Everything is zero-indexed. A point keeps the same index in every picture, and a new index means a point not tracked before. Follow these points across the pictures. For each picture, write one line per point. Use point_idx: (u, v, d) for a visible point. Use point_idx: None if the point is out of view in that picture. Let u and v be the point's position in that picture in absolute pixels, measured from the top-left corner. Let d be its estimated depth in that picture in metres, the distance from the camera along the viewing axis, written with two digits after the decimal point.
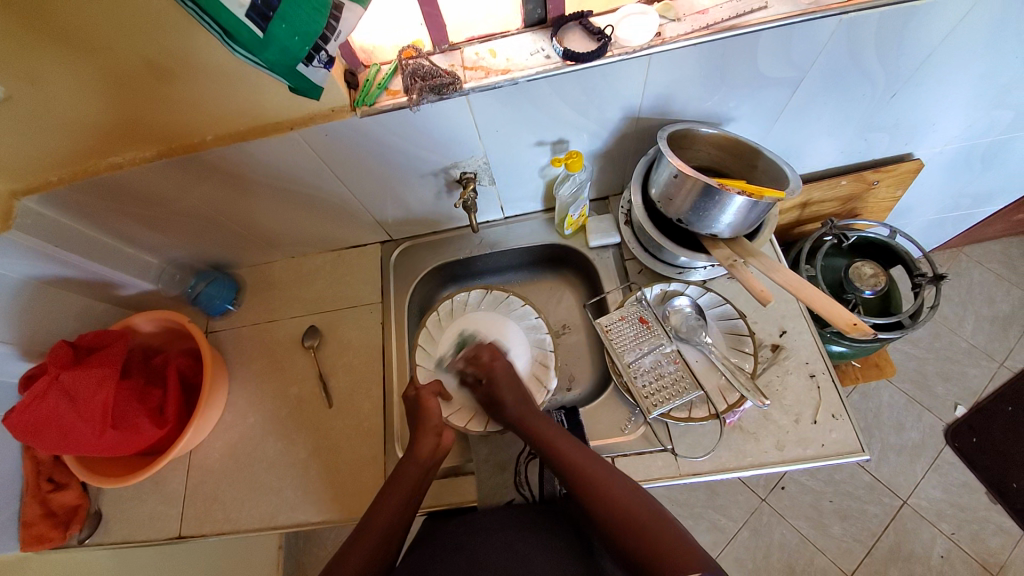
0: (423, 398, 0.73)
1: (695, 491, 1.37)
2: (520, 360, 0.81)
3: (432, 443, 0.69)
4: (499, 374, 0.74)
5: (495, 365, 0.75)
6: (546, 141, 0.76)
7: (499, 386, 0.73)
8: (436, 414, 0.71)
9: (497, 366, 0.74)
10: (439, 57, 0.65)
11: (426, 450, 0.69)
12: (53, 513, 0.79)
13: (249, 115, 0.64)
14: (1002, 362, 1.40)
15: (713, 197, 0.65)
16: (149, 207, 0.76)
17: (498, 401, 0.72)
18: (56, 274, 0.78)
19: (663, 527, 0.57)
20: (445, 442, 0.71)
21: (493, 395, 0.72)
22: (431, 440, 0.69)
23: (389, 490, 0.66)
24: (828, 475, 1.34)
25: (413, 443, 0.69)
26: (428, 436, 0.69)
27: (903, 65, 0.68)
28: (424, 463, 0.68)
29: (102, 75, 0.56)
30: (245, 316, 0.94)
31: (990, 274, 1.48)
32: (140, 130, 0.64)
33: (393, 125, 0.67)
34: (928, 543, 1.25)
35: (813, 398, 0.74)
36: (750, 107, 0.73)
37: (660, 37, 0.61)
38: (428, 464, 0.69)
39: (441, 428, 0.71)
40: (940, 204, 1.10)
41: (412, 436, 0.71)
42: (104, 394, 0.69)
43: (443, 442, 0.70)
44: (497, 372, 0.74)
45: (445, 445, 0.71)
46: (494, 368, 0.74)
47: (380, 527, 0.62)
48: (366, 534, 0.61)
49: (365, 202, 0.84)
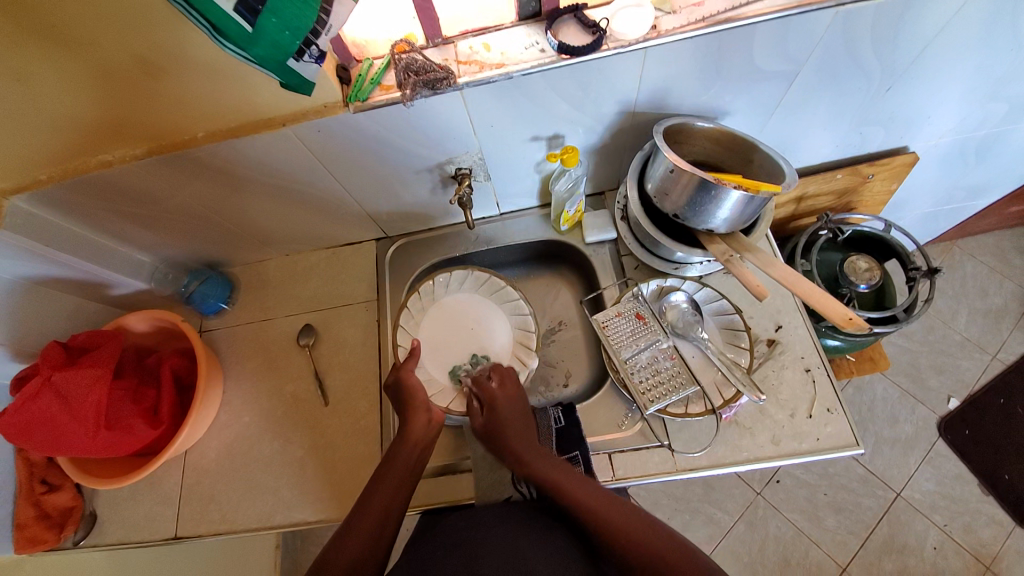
0: (404, 377, 0.74)
1: (692, 485, 1.38)
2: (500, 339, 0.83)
3: (424, 420, 0.70)
4: (504, 403, 0.73)
5: (501, 395, 0.74)
6: (542, 136, 0.75)
7: (502, 417, 0.71)
8: (418, 390, 0.73)
9: (504, 393, 0.74)
10: (433, 51, 0.65)
11: (419, 430, 0.69)
12: (48, 514, 0.78)
13: (240, 111, 0.63)
14: (995, 354, 1.41)
15: (709, 192, 0.65)
16: (142, 206, 0.75)
17: (497, 434, 0.70)
18: (46, 274, 0.77)
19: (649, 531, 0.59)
20: (435, 420, 0.71)
21: (494, 424, 0.71)
22: (421, 415, 0.70)
23: (387, 470, 0.66)
24: (822, 468, 1.35)
25: (407, 423, 0.70)
26: (419, 413, 0.70)
27: (899, 57, 0.67)
28: (417, 446, 0.68)
29: (92, 71, 0.55)
30: (239, 315, 0.93)
31: (983, 267, 1.49)
32: (128, 128, 0.63)
33: (385, 120, 0.66)
34: (921, 534, 1.27)
35: (808, 392, 0.75)
36: (745, 100, 0.73)
37: (655, 30, 0.61)
38: (422, 442, 0.68)
39: (429, 404, 0.71)
40: (935, 197, 1.10)
41: (404, 416, 0.71)
42: (97, 395, 0.68)
43: (434, 417, 0.71)
44: (503, 401, 0.73)
45: (436, 420, 0.71)
46: (497, 396, 0.73)
47: (375, 513, 0.61)
48: (360, 524, 0.60)
49: (359, 199, 0.84)
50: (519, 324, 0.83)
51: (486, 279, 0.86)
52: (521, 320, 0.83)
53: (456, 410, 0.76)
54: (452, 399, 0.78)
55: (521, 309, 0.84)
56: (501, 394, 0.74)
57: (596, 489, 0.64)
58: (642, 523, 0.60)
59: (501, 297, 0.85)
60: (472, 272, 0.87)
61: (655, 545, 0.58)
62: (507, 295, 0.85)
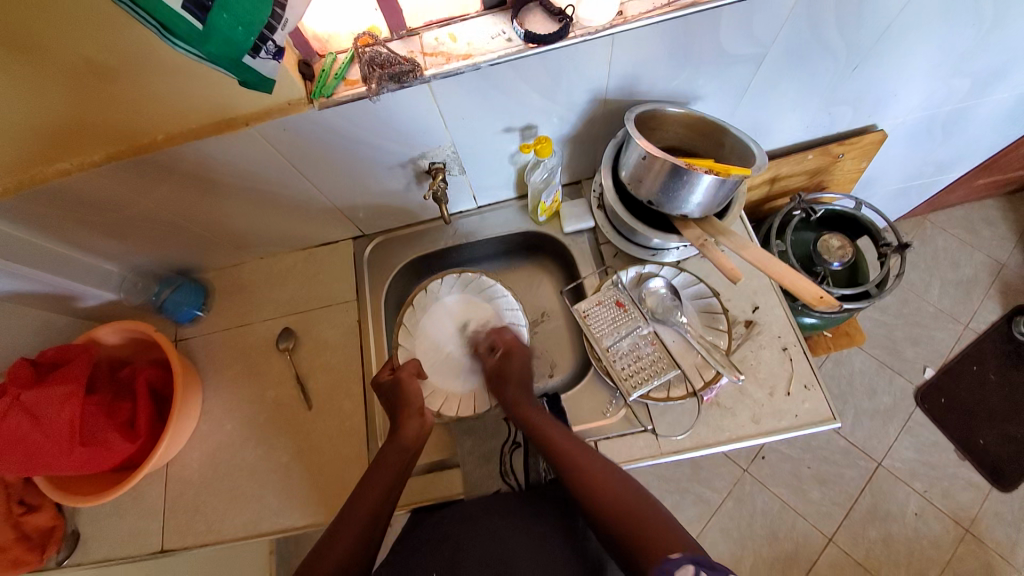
0: (404, 378, 0.73)
1: (680, 467, 1.40)
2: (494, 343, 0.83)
3: (416, 423, 0.69)
4: (518, 353, 0.77)
5: (516, 345, 0.78)
6: (513, 127, 0.75)
7: (513, 364, 0.76)
8: (416, 394, 0.72)
9: (519, 346, 0.78)
10: (397, 43, 0.63)
11: (411, 432, 0.69)
12: (27, 536, 0.75)
13: (201, 113, 0.61)
14: (967, 324, 1.45)
15: (681, 177, 0.65)
16: (105, 214, 0.72)
17: (505, 377, 0.75)
18: (7, 289, 0.74)
19: (652, 510, 0.58)
20: (427, 424, 0.71)
21: (504, 371, 0.75)
22: (413, 408, 0.70)
23: (377, 470, 0.65)
24: (805, 442, 1.38)
25: (398, 427, 0.69)
26: (412, 418, 0.70)
27: (864, 36, 0.68)
28: (409, 448, 0.68)
29: (39, 76, 0.52)
30: (215, 322, 0.91)
31: (954, 240, 1.53)
32: (83, 134, 0.60)
33: (353, 116, 0.65)
34: (903, 501, 1.31)
35: (786, 370, 0.76)
36: (716, 84, 0.73)
37: (622, 16, 0.60)
38: (411, 448, 0.68)
39: (424, 409, 0.71)
40: (906, 173, 1.12)
41: (396, 420, 0.71)
42: (70, 411, 0.67)
43: (427, 421, 0.71)
44: (514, 363, 0.76)
45: (429, 426, 0.71)
46: (514, 346, 0.78)
47: (365, 514, 0.61)
48: (350, 524, 0.60)
49: (332, 198, 0.82)
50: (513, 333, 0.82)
51: (489, 284, 0.85)
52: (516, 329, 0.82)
53: (446, 414, 0.77)
54: (442, 403, 0.78)
55: (517, 319, 0.83)
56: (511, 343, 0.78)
57: (602, 461, 0.64)
58: (615, 479, 0.62)
59: (501, 305, 0.84)
60: (480, 277, 0.86)
61: (622, 495, 0.60)
62: (507, 302, 0.84)
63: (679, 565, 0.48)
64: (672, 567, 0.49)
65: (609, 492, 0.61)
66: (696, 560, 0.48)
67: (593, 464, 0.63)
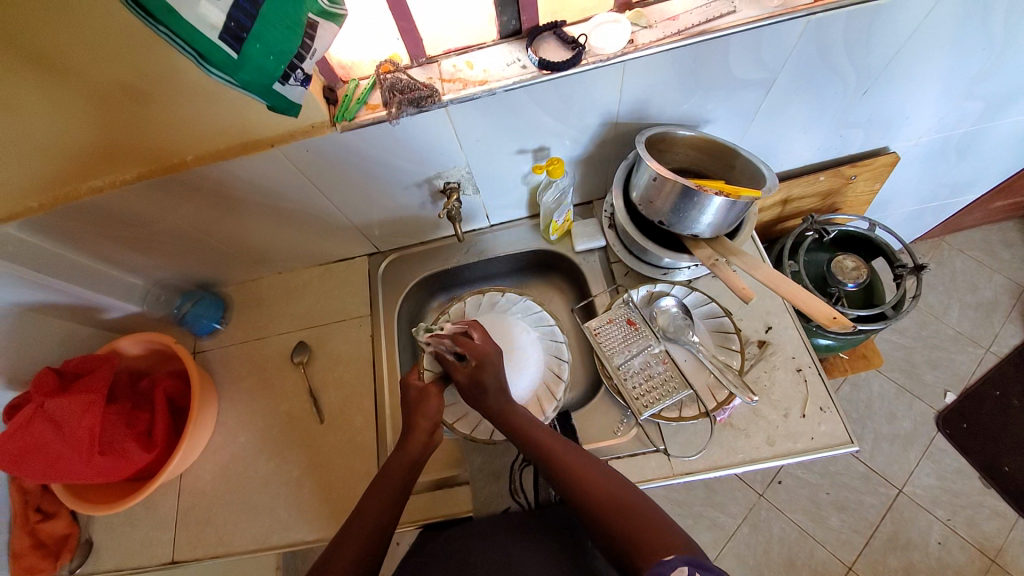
0: (428, 391, 0.73)
1: (693, 490, 1.37)
2: (535, 367, 0.80)
3: (421, 442, 0.69)
4: (492, 358, 0.71)
5: (485, 349, 0.71)
6: (527, 149, 0.77)
7: (488, 372, 0.70)
8: (437, 413, 0.72)
9: (489, 351, 0.71)
10: (418, 70, 0.66)
11: (415, 453, 0.68)
12: (43, 543, 0.77)
13: (228, 135, 0.64)
14: (989, 347, 1.42)
15: (692, 198, 0.66)
16: (133, 229, 0.75)
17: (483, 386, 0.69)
18: (36, 300, 0.77)
19: (645, 510, 0.57)
20: (436, 437, 0.71)
21: (478, 379, 0.69)
22: (428, 424, 0.71)
23: (376, 490, 0.65)
24: (822, 467, 1.35)
25: (405, 442, 0.70)
26: (419, 434, 0.70)
27: (872, 62, 0.69)
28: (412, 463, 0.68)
29: (81, 99, 0.55)
30: (233, 335, 0.93)
31: (971, 262, 1.51)
32: (117, 153, 0.64)
33: (374, 139, 0.68)
34: (925, 529, 1.26)
35: (801, 391, 0.75)
36: (725, 108, 0.74)
37: (632, 44, 0.63)
38: (413, 465, 0.68)
39: (434, 428, 0.71)
40: (919, 195, 1.12)
41: (405, 434, 0.71)
42: (91, 419, 0.68)
43: (433, 438, 0.71)
44: (489, 374, 0.70)
45: (433, 442, 0.71)
46: (484, 351, 0.71)
47: (367, 528, 0.61)
48: (353, 538, 0.60)
49: (350, 216, 0.84)
50: (551, 363, 0.82)
51: (536, 311, 0.86)
52: (557, 363, 0.81)
53: (460, 429, 0.77)
54: (460, 416, 0.78)
55: (560, 353, 0.82)
56: (481, 349, 0.71)
57: (593, 459, 0.64)
58: (608, 478, 0.61)
59: (546, 333, 0.84)
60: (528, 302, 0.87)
61: (613, 493, 0.59)
62: (552, 332, 0.84)
63: (674, 568, 0.49)
64: (666, 569, 0.49)
65: (602, 490, 0.60)
66: (691, 562, 0.48)
67: (584, 464, 0.63)
